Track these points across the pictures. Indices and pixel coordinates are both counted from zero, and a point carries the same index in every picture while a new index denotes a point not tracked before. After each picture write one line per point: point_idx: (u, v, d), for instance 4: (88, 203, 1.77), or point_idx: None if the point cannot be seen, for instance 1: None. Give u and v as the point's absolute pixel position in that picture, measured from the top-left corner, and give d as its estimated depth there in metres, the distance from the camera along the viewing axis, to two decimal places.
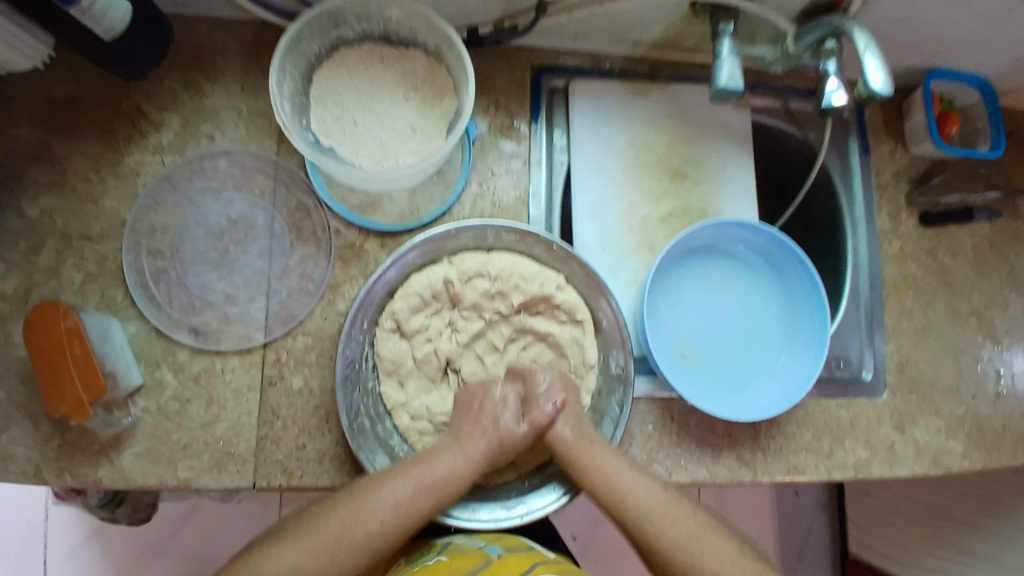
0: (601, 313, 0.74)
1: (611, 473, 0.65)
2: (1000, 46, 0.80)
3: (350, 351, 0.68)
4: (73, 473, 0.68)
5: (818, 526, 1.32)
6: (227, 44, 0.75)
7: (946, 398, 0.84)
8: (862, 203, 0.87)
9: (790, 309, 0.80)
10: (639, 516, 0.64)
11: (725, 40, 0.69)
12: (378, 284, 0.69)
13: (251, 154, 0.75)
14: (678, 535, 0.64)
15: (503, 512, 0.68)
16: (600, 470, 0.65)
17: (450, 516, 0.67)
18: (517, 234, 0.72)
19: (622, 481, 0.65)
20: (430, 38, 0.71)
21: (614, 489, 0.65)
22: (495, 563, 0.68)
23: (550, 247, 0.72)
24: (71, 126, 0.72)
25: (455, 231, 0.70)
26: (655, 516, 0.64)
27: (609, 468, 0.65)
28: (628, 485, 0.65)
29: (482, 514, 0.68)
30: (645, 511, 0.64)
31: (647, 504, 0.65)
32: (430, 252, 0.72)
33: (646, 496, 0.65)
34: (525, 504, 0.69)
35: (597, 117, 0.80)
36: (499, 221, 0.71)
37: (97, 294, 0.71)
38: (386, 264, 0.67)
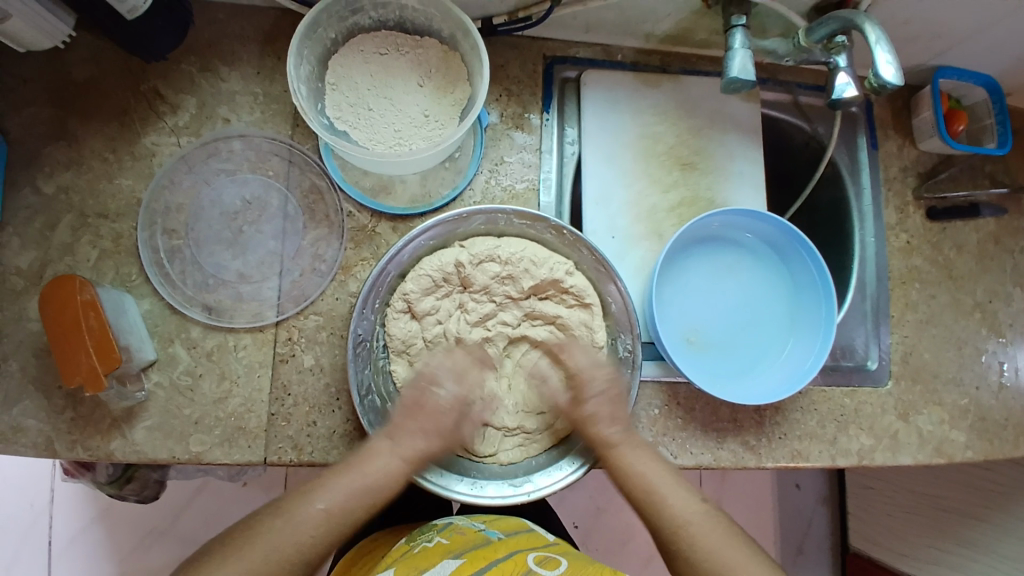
0: (611, 300, 0.75)
1: (654, 477, 0.68)
2: (1009, 44, 0.81)
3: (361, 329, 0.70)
4: (86, 445, 0.69)
5: (819, 519, 1.32)
6: (244, 29, 0.76)
7: (949, 388, 0.84)
8: (870, 196, 0.88)
9: (796, 296, 0.81)
10: (677, 525, 0.66)
11: (738, 32, 0.70)
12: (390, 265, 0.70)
13: (266, 137, 0.76)
14: (719, 547, 0.64)
15: (511, 488, 0.68)
16: (641, 474, 0.68)
17: (460, 492, 0.67)
18: (528, 219, 0.73)
19: (664, 491, 0.68)
20: (444, 27, 0.72)
21: (658, 496, 0.67)
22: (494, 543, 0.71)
23: (560, 233, 0.74)
24: (89, 108, 0.74)
25: (466, 215, 0.71)
26: (696, 532, 0.65)
27: (657, 476, 0.68)
28: (672, 494, 0.67)
29: (490, 489, 0.68)
30: (683, 520, 0.66)
31: (686, 514, 0.66)
32: (441, 235, 0.73)
33: (689, 507, 0.67)
34: (532, 482, 0.69)
35: (608, 107, 0.81)
36: (510, 207, 0.71)
37: (113, 271, 0.72)
38: (399, 245, 0.69)
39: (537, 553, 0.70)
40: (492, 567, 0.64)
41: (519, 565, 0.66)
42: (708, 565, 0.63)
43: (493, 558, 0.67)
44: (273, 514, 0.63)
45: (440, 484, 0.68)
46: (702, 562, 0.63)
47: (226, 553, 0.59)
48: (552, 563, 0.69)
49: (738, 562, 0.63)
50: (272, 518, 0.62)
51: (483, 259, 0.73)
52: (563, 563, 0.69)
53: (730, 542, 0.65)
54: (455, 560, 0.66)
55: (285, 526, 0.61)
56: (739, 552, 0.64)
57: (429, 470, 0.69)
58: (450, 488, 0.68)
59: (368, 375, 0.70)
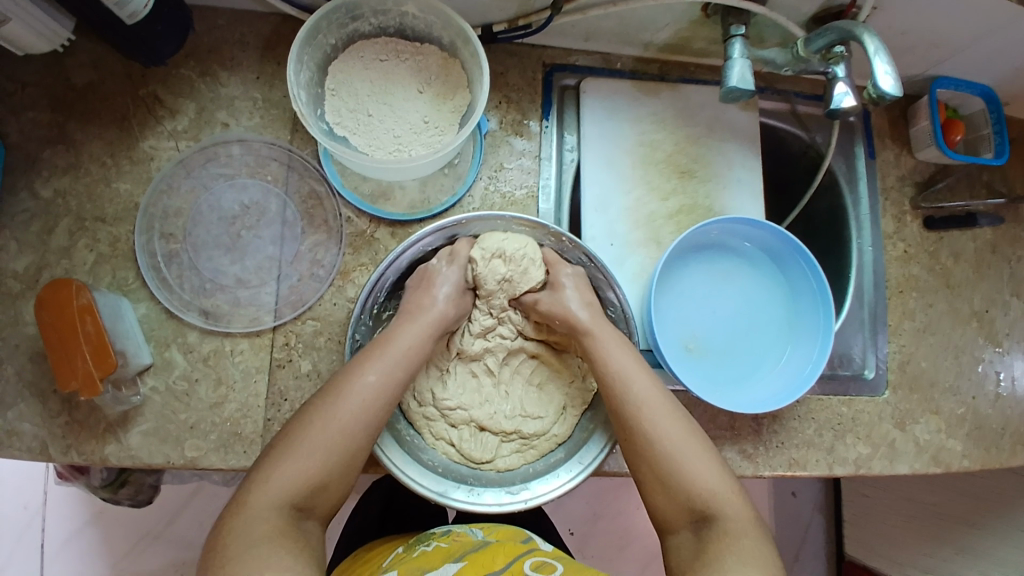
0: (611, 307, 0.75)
1: (621, 362, 0.66)
2: (1006, 55, 0.81)
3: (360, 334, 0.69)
4: (80, 450, 0.68)
5: (814, 526, 1.31)
6: (245, 34, 0.76)
7: (946, 397, 0.84)
8: (867, 205, 0.88)
9: (793, 304, 0.81)
10: (637, 410, 0.63)
11: (736, 42, 0.70)
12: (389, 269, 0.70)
13: (265, 142, 0.76)
14: (673, 440, 0.62)
15: (508, 497, 0.68)
16: (608, 360, 0.66)
17: (454, 501, 0.67)
18: (527, 225, 0.72)
19: (634, 382, 0.65)
20: (445, 34, 0.72)
21: (620, 380, 0.65)
22: (491, 548, 0.70)
23: (558, 239, 0.73)
24: (88, 110, 0.74)
25: (466, 220, 0.71)
26: (654, 420, 0.63)
27: (623, 362, 0.66)
28: (636, 380, 0.65)
29: (487, 497, 0.68)
30: (642, 408, 0.63)
31: (649, 401, 0.64)
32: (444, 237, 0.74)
33: (650, 394, 0.64)
34: (529, 489, 0.69)
35: (607, 114, 0.81)
36: (510, 213, 0.71)
37: (109, 275, 0.72)
38: (397, 251, 0.69)
39: (537, 558, 0.70)
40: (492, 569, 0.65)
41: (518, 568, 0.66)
42: (661, 457, 0.62)
43: (492, 562, 0.67)
44: (325, 397, 0.61)
45: (437, 491, 0.67)
46: (656, 451, 0.62)
47: (292, 439, 0.58)
48: (551, 567, 0.68)
49: (691, 459, 0.61)
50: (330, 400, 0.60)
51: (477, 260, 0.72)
52: (562, 566, 0.69)
53: (686, 437, 0.62)
54: (455, 564, 0.67)
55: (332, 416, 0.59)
56: (692, 449, 0.62)
57: (426, 477, 0.68)
58: (447, 494, 0.68)
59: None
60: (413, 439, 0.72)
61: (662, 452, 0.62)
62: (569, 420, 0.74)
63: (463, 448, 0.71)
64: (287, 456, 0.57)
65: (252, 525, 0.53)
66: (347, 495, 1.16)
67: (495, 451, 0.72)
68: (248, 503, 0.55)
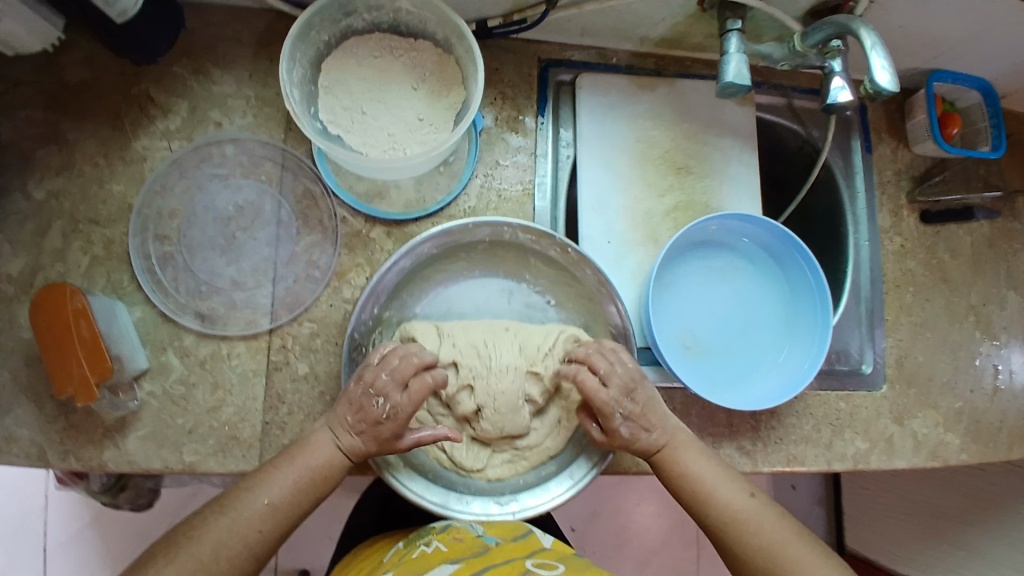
0: (614, 320, 0.74)
1: (682, 444, 0.67)
2: (1002, 48, 0.81)
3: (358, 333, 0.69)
4: (78, 455, 0.68)
5: (815, 519, 1.31)
6: (238, 32, 0.76)
7: (944, 392, 0.84)
8: (864, 200, 0.88)
9: (792, 302, 0.81)
10: (705, 489, 0.65)
11: (733, 37, 0.69)
12: (389, 274, 0.69)
13: (260, 142, 0.76)
14: (750, 513, 0.63)
15: (496, 509, 0.70)
16: (671, 442, 0.67)
17: (446, 509, 0.69)
18: (533, 234, 0.72)
19: (688, 458, 0.66)
20: (439, 31, 0.72)
21: (683, 462, 0.66)
22: None
23: (565, 251, 0.72)
24: (80, 111, 0.73)
25: (472, 226, 0.71)
26: (729, 499, 0.64)
27: (682, 443, 0.67)
28: (697, 461, 0.66)
29: (474, 507, 0.70)
30: (709, 484, 0.65)
31: (717, 481, 0.65)
32: (446, 243, 0.73)
33: (717, 473, 0.66)
34: (518, 501, 0.71)
35: (603, 111, 0.81)
36: (517, 222, 0.70)
37: (104, 278, 0.71)
38: (387, 267, 0.68)
39: (538, 560, 0.65)
40: (490, 569, 0.61)
41: (517, 567, 0.62)
42: (743, 533, 0.62)
43: (490, 563, 0.62)
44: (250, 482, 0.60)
45: (432, 501, 0.68)
46: (735, 529, 0.63)
47: (175, 549, 0.55)
48: (551, 566, 0.64)
49: (772, 529, 0.62)
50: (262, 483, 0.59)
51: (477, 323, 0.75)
52: (563, 566, 0.65)
53: (764, 509, 0.64)
54: (451, 565, 0.62)
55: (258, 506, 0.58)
56: (773, 520, 0.63)
57: (424, 486, 0.69)
58: (444, 505, 0.69)
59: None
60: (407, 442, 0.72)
61: (745, 529, 0.62)
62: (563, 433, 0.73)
63: (455, 454, 0.71)
64: (200, 542, 0.56)
65: None
66: (347, 494, 1.16)
67: (485, 462, 0.72)
68: None
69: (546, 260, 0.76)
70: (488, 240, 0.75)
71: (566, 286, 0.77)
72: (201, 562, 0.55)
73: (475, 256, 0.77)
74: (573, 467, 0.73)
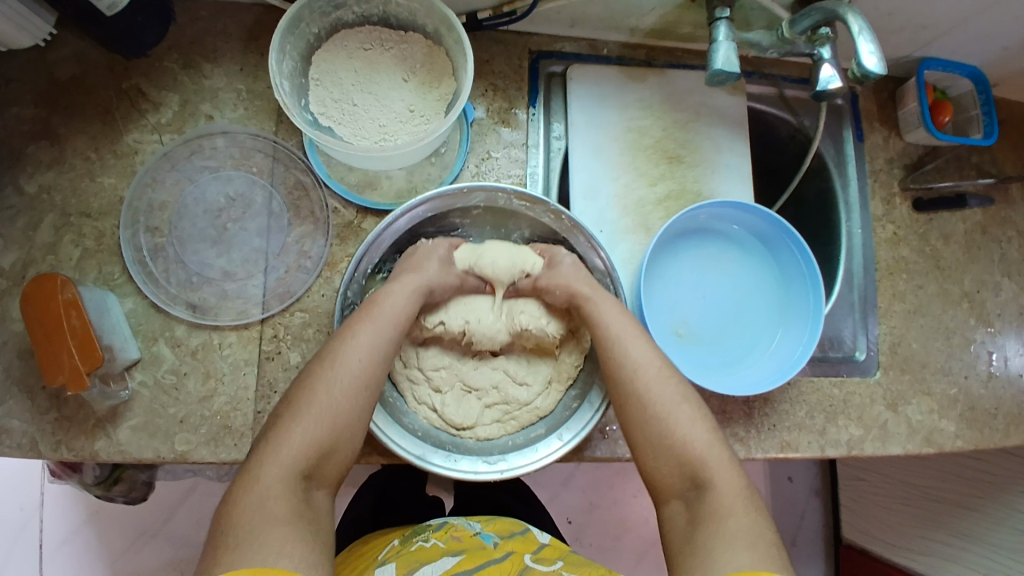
0: (602, 288, 0.74)
1: (617, 329, 0.66)
2: (994, 34, 0.81)
3: (351, 291, 0.69)
4: (70, 446, 0.68)
5: (812, 511, 1.33)
6: (227, 25, 0.76)
7: (938, 377, 0.84)
8: (856, 187, 0.88)
9: (783, 286, 0.81)
10: (630, 373, 0.64)
11: (721, 26, 0.70)
12: (388, 232, 0.70)
13: (250, 134, 0.76)
14: (672, 406, 0.62)
15: (485, 466, 0.67)
16: (606, 326, 0.66)
17: (432, 465, 0.66)
18: (527, 200, 0.72)
19: (628, 343, 0.65)
20: (429, 22, 0.72)
21: (618, 347, 0.65)
22: (491, 545, 0.72)
23: (558, 217, 0.72)
24: (70, 105, 0.73)
25: (464, 190, 0.70)
26: (655, 389, 0.63)
27: (619, 331, 0.66)
28: (634, 347, 0.65)
29: (463, 464, 0.67)
30: (634, 371, 0.64)
31: (652, 378, 0.63)
32: (439, 208, 0.72)
33: (650, 366, 0.64)
34: (506, 461, 0.68)
35: (593, 102, 0.81)
36: (510, 186, 0.71)
37: (95, 270, 0.71)
38: (393, 216, 0.68)
39: (535, 556, 0.71)
40: (490, 564, 0.67)
41: (517, 562, 0.68)
42: (665, 424, 0.61)
43: (490, 558, 0.68)
44: (317, 361, 0.60)
45: (416, 453, 0.67)
46: (657, 424, 0.61)
47: (295, 408, 0.57)
48: (548, 562, 0.70)
49: (687, 425, 0.61)
50: (325, 375, 0.58)
51: None
52: (559, 562, 0.70)
53: (685, 408, 0.62)
54: (454, 557, 0.68)
55: (336, 394, 0.58)
56: (682, 417, 0.62)
57: (405, 438, 0.67)
58: (425, 457, 0.67)
59: None
60: (395, 402, 0.72)
61: (662, 421, 0.61)
62: (553, 395, 0.73)
63: (445, 413, 0.71)
64: (267, 464, 0.54)
65: (265, 501, 0.51)
66: (343, 489, 1.16)
67: (477, 416, 0.72)
68: (261, 471, 0.53)
69: (537, 225, 0.77)
70: (482, 205, 0.75)
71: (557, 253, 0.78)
72: (274, 477, 0.53)
73: (469, 221, 0.77)
74: (568, 423, 0.70)
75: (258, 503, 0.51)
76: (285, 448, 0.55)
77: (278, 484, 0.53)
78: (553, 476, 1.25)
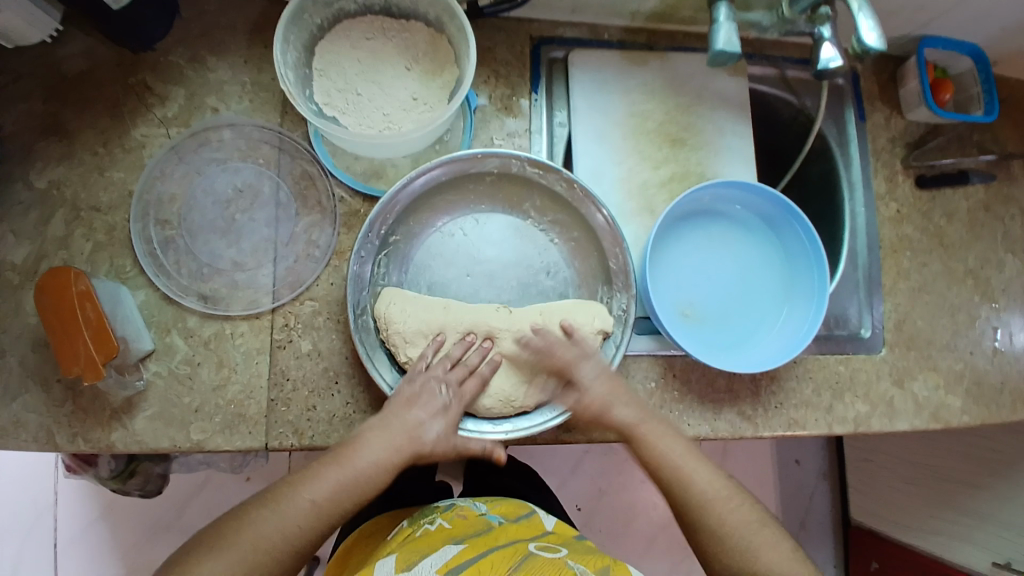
0: (612, 259, 0.76)
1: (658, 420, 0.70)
2: (994, 8, 0.81)
3: (365, 252, 0.71)
4: (87, 437, 0.69)
5: (820, 494, 1.34)
6: (232, 18, 0.77)
7: (943, 354, 0.85)
8: (859, 166, 0.88)
9: (787, 265, 0.81)
10: (681, 483, 0.68)
11: (722, 6, 0.70)
12: (402, 193, 0.72)
13: (256, 125, 0.76)
14: (745, 528, 0.66)
15: (490, 426, 0.71)
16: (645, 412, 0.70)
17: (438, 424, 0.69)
18: (541, 168, 0.74)
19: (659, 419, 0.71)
20: (431, 10, 0.72)
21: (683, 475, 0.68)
22: (496, 530, 0.72)
23: (572, 186, 0.74)
24: (78, 100, 0.74)
25: (480, 155, 0.72)
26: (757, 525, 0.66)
27: (679, 456, 0.69)
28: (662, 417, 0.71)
29: (469, 424, 0.70)
30: (687, 476, 0.68)
31: (712, 495, 0.67)
32: (456, 172, 0.74)
33: (712, 486, 0.68)
34: (511, 423, 0.71)
35: (595, 86, 0.81)
36: (524, 154, 0.72)
37: (107, 263, 0.72)
38: (410, 177, 0.71)
39: (538, 543, 0.71)
40: (493, 551, 0.66)
41: (520, 549, 0.68)
42: (737, 543, 0.65)
43: (493, 545, 0.68)
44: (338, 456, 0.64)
45: None
46: (729, 539, 0.65)
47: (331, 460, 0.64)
48: (553, 550, 0.70)
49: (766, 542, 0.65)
50: (329, 474, 0.63)
51: (466, 264, 0.77)
52: (564, 549, 0.70)
53: (754, 524, 0.66)
54: (456, 546, 0.68)
55: (312, 507, 0.61)
56: (749, 533, 0.65)
57: None
58: None
59: (372, 323, 0.72)
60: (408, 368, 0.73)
61: (737, 539, 0.65)
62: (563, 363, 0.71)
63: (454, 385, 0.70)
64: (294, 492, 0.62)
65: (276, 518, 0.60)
66: None
67: (514, 387, 0.70)
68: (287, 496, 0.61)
69: (547, 198, 0.78)
70: (497, 171, 0.76)
71: (570, 223, 0.78)
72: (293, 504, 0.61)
73: (483, 189, 0.78)
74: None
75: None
76: (293, 495, 0.61)
77: (229, 567, 0.57)
78: (562, 463, 1.26)
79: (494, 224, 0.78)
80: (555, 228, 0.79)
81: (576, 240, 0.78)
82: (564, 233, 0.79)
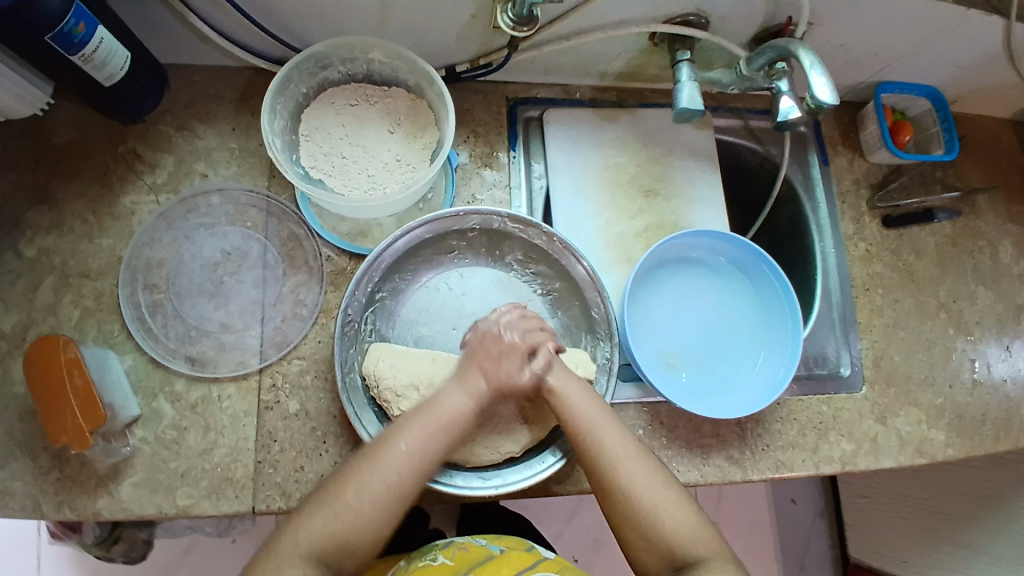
0: (594, 307, 0.77)
1: (585, 409, 0.65)
2: (940, 59, 0.86)
3: (352, 309, 0.71)
4: (72, 506, 0.68)
5: (818, 533, 1.33)
6: (220, 89, 0.80)
7: (923, 388, 0.87)
8: (826, 211, 0.92)
9: (761, 309, 0.84)
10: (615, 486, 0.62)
11: (684, 67, 0.75)
12: (388, 252, 0.73)
13: (244, 190, 0.79)
14: (653, 494, 0.62)
15: (479, 482, 0.69)
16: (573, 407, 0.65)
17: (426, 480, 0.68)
18: (521, 223, 0.76)
19: (596, 422, 0.64)
20: (411, 77, 0.76)
21: (591, 437, 0.64)
22: (496, 562, 0.69)
23: (551, 239, 0.76)
24: (69, 170, 0.76)
25: (462, 213, 0.74)
26: (693, 539, 0.61)
27: (593, 415, 0.65)
28: (588, 415, 0.65)
29: (458, 480, 0.69)
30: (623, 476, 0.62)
31: (655, 503, 0.61)
32: (439, 231, 0.76)
33: (621, 447, 0.63)
34: (501, 477, 0.70)
35: (570, 142, 0.85)
36: (506, 210, 0.75)
37: (95, 328, 0.73)
38: (395, 237, 0.73)
39: None
40: None
41: None
42: (639, 509, 0.61)
43: None
44: (423, 410, 0.63)
45: None
46: (636, 505, 0.61)
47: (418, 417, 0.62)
48: None
49: (672, 512, 0.61)
50: (419, 425, 0.62)
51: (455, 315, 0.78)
52: None
53: (662, 496, 0.62)
54: None
55: (407, 459, 0.60)
56: (667, 496, 0.62)
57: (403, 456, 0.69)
58: None
59: (359, 381, 0.72)
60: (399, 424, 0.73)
61: (639, 509, 0.61)
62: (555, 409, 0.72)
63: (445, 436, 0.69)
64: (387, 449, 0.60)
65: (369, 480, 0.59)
66: None
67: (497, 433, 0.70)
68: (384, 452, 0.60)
69: (529, 249, 0.80)
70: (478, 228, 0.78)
71: (551, 274, 0.80)
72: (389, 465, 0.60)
73: (466, 244, 0.80)
74: None
75: (318, 534, 0.57)
76: (395, 452, 0.60)
77: (335, 517, 0.58)
78: (557, 511, 1.25)
79: (478, 276, 0.80)
80: (538, 279, 0.81)
81: (558, 291, 0.81)
82: (547, 283, 0.81)
